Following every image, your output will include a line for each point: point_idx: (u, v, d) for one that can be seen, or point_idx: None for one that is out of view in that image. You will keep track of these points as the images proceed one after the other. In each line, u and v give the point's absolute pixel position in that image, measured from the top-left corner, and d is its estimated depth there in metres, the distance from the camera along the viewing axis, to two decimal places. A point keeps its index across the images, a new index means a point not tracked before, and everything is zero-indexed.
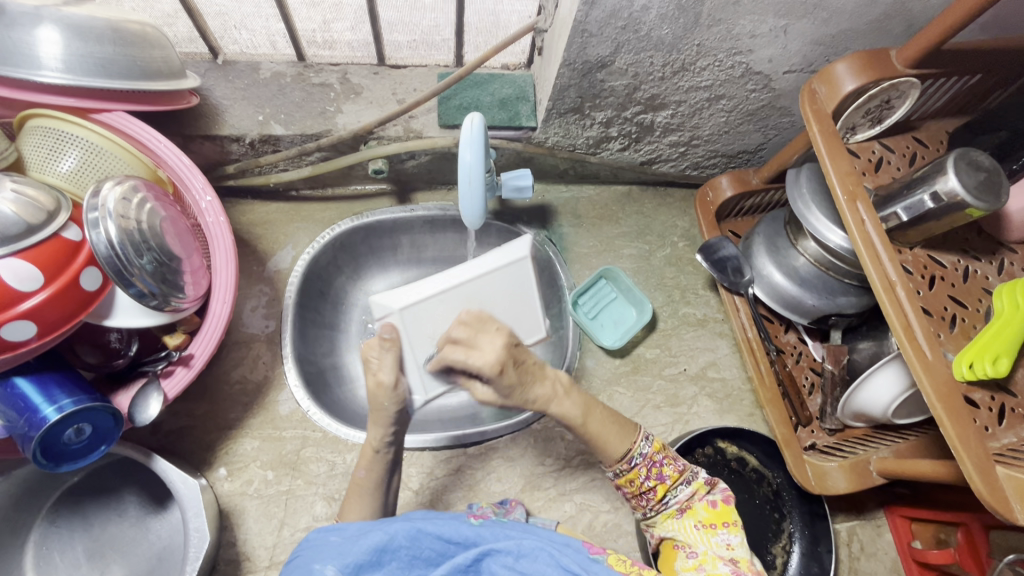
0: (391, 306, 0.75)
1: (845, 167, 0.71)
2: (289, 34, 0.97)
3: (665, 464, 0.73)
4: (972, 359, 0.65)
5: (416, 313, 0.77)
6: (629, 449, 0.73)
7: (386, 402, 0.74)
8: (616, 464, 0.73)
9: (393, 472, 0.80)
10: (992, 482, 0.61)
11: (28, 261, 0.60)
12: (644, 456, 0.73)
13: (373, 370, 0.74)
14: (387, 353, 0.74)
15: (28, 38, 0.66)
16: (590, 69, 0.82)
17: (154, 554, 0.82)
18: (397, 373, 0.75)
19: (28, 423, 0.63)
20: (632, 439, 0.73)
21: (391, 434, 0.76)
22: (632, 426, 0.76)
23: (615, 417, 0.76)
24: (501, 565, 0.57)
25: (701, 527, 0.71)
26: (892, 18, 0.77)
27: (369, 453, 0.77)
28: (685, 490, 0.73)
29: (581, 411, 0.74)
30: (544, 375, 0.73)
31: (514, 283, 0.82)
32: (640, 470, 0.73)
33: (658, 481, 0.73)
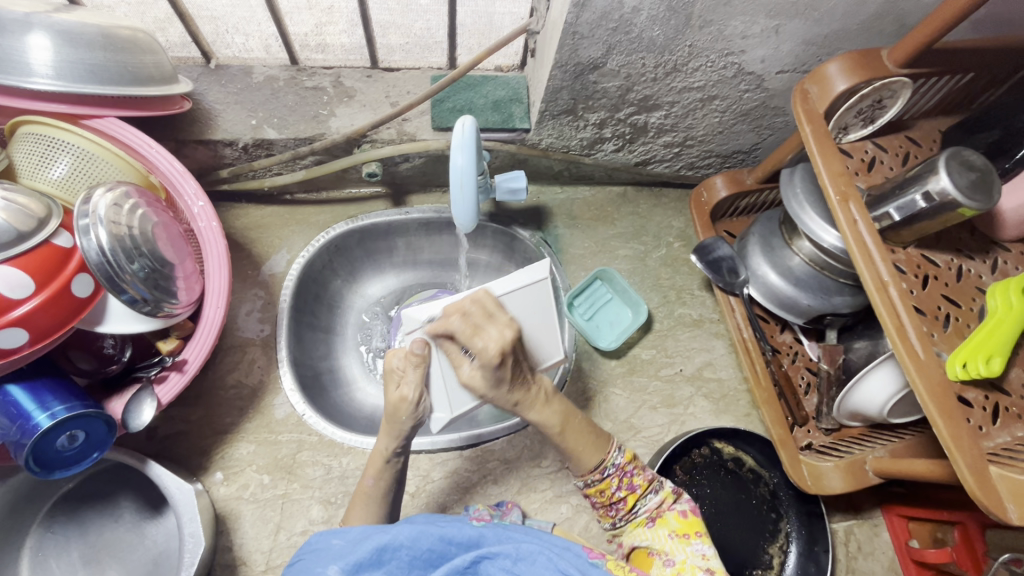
0: (420, 320, 0.73)
1: (837, 167, 0.71)
2: (282, 37, 0.95)
3: (636, 474, 0.74)
4: (965, 359, 0.65)
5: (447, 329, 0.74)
6: (603, 460, 0.74)
7: (405, 417, 0.73)
8: (588, 474, 0.74)
9: (400, 484, 0.79)
10: (986, 483, 0.60)
11: (20, 269, 0.60)
12: (618, 465, 0.74)
13: (396, 383, 0.74)
14: (415, 367, 0.72)
15: (18, 45, 0.66)
16: (582, 70, 0.82)
17: (151, 559, 0.82)
18: (421, 390, 0.73)
19: (20, 430, 0.62)
20: (604, 450, 0.75)
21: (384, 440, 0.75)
22: (606, 437, 0.77)
23: (593, 429, 0.77)
24: (499, 568, 0.56)
25: (674, 536, 0.71)
26: (884, 18, 0.77)
27: (379, 462, 0.77)
28: (654, 498, 0.74)
29: (559, 420, 0.75)
30: (529, 382, 0.74)
31: (539, 304, 0.80)
32: (612, 480, 0.74)
33: (628, 491, 0.74)
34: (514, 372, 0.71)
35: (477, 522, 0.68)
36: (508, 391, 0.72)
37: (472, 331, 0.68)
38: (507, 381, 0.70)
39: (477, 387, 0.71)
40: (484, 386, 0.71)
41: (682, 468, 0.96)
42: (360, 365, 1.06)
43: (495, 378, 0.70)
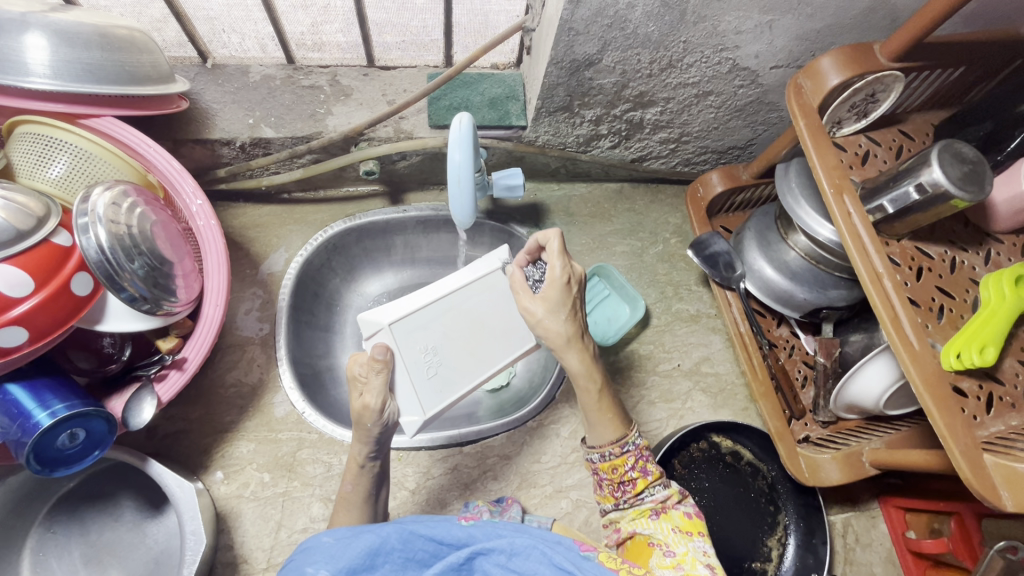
0: (382, 320, 0.73)
1: (831, 161, 0.72)
2: (278, 37, 0.97)
3: (650, 460, 0.73)
4: (959, 349, 0.65)
5: (409, 328, 0.75)
6: (624, 436, 0.73)
7: (370, 423, 0.70)
8: (606, 446, 0.73)
9: (381, 486, 0.78)
10: (980, 470, 0.61)
11: (19, 267, 0.60)
12: (635, 445, 0.73)
13: (360, 391, 0.71)
14: (377, 373, 0.70)
15: (15, 44, 0.66)
16: (578, 67, 0.83)
17: (152, 558, 0.82)
18: (386, 396, 0.71)
19: (21, 428, 0.62)
20: (625, 428, 0.74)
21: (374, 450, 0.74)
22: (629, 420, 0.76)
23: (617, 404, 0.75)
24: (494, 564, 0.56)
25: (678, 531, 0.69)
26: (877, 12, 0.77)
27: (354, 468, 0.75)
28: (661, 491, 0.72)
29: (598, 379, 0.72)
30: (583, 328, 0.74)
31: (496, 295, 0.84)
32: (628, 458, 0.72)
33: (640, 474, 0.72)
34: (576, 307, 0.73)
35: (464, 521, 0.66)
36: (565, 323, 0.71)
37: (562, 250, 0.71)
38: (569, 311, 0.71)
39: (537, 313, 0.71)
40: (545, 311, 0.71)
41: (680, 462, 0.97)
42: None
43: (561, 299, 0.71)
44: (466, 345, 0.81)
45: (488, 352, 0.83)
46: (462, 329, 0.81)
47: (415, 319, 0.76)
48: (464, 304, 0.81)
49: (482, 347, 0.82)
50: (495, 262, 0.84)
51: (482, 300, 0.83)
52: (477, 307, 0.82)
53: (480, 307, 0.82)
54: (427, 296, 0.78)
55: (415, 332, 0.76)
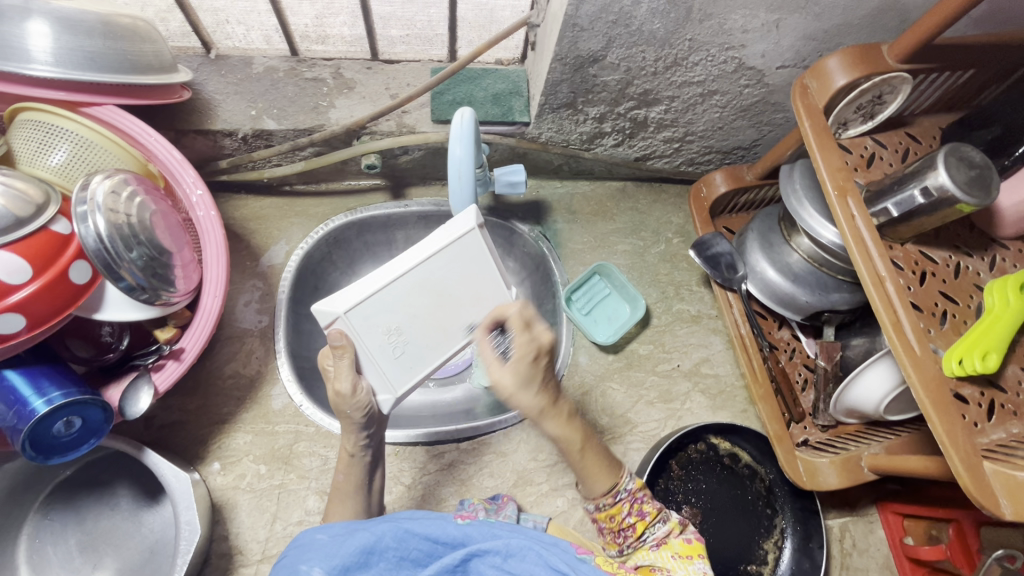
0: (336, 310, 0.69)
1: (836, 162, 0.71)
2: (283, 29, 0.95)
3: (645, 501, 0.72)
4: (961, 355, 0.64)
5: (368, 312, 0.71)
6: (614, 484, 0.72)
7: (349, 409, 0.72)
8: (599, 498, 0.72)
9: (375, 468, 0.80)
10: (979, 478, 0.60)
11: (16, 254, 0.59)
12: (628, 490, 0.73)
13: (331, 378, 0.72)
14: (341, 359, 0.70)
15: (17, 31, 0.66)
16: (582, 63, 0.82)
17: (148, 547, 0.82)
18: (355, 380, 0.71)
19: (17, 415, 0.62)
20: (616, 474, 0.73)
21: (365, 437, 0.76)
22: (618, 463, 0.75)
23: (605, 453, 0.74)
24: (489, 565, 0.55)
25: (677, 557, 0.67)
26: (886, 12, 0.77)
27: (346, 458, 0.77)
28: (661, 528, 0.70)
29: (580, 439, 0.71)
30: (556, 392, 0.70)
31: (467, 262, 0.74)
32: (623, 505, 0.71)
33: (637, 517, 0.70)
34: (546, 375, 0.69)
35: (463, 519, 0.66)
36: (537, 396, 0.67)
37: (520, 325, 0.68)
38: (538, 382, 0.67)
39: (506, 387, 0.66)
40: (516, 384, 0.66)
41: (677, 464, 0.97)
42: None
43: (529, 375, 0.67)
44: (437, 320, 0.74)
45: (461, 323, 0.76)
46: (429, 303, 0.74)
47: (375, 302, 0.71)
48: (427, 278, 0.73)
49: (455, 318, 0.75)
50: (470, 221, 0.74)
51: (451, 270, 0.74)
52: (445, 277, 0.74)
53: (449, 279, 0.74)
54: (385, 274, 0.71)
55: (377, 315, 0.71)
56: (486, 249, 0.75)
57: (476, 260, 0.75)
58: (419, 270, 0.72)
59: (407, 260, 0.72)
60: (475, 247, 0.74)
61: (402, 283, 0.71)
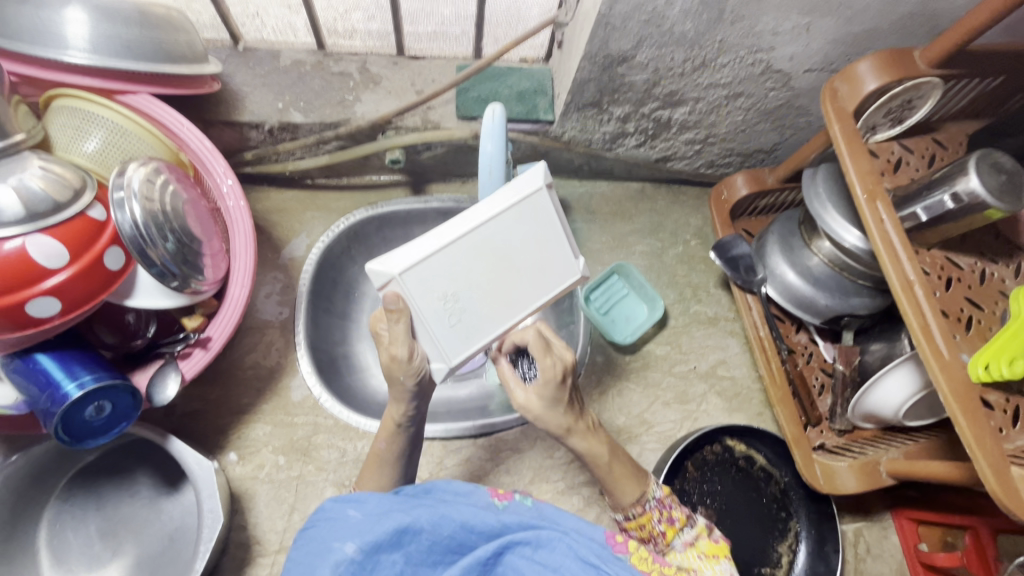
0: (391, 270, 0.65)
1: (865, 166, 0.71)
2: (311, 24, 0.96)
3: (674, 507, 0.66)
4: (988, 360, 0.64)
5: (424, 274, 0.66)
6: (643, 493, 0.66)
7: (402, 375, 0.68)
8: (629, 508, 0.66)
9: (414, 446, 0.77)
10: (1007, 483, 0.61)
11: (54, 239, 0.60)
12: (657, 498, 0.66)
13: (386, 343, 0.68)
14: (397, 324, 0.66)
15: (56, 18, 0.67)
16: (611, 63, 0.83)
17: (167, 535, 0.83)
18: (412, 345, 0.67)
19: (50, 399, 0.63)
20: (645, 482, 0.67)
21: (413, 409, 0.73)
22: (644, 472, 0.69)
23: (631, 462, 0.69)
24: (520, 557, 0.55)
25: (704, 557, 0.63)
26: (917, 19, 0.77)
27: (390, 427, 0.74)
28: (690, 532, 0.65)
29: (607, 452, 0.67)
30: (580, 408, 0.69)
31: (532, 225, 0.71)
32: (653, 514, 0.65)
33: (668, 524, 0.65)
34: (570, 395, 0.67)
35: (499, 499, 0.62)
36: (564, 416, 0.66)
37: (542, 348, 0.66)
38: (564, 403, 0.66)
39: (533, 409, 0.65)
40: (542, 407, 0.65)
41: (693, 464, 0.96)
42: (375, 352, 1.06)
43: (555, 397, 0.65)
44: (492, 288, 0.70)
45: (517, 291, 0.72)
46: (488, 268, 0.69)
47: (432, 264, 0.67)
48: (487, 240, 0.69)
49: (511, 285, 0.71)
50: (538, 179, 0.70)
51: (514, 232, 0.70)
52: (509, 239, 0.70)
53: (511, 241, 0.70)
54: (447, 233, 0.67)
55: (435, 277, 0.67)
56: (551, 213, 0.71)
57: (539, 224, 0.71)
58: (479, 231, 0.68)
59: (468, 220, 0.68)
60: (540, 209, 0.71)
61: (463, 244, 0.68)
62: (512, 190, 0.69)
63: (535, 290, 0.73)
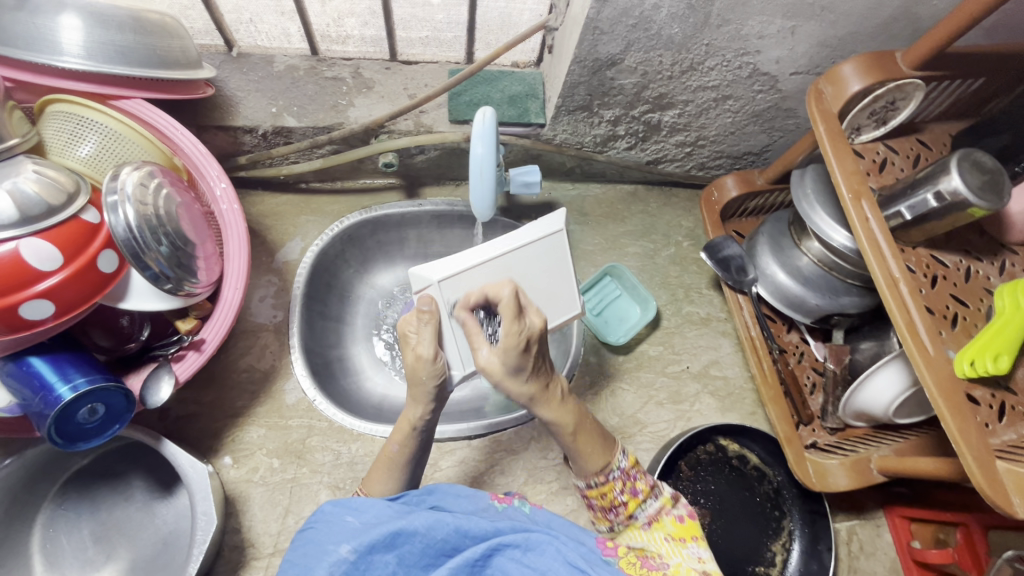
0: (432, 277, 0.71)
1: (850, 166, 0.72)
2: (305, 30, 0.97)
3: (639, 478, 0.67)
4: (973, 356, 0.66)
5: (458, 285, 0.73)
6: (607, 462, 0.67)
7: (425, 376, 0.69)
8: (592, 476, 0.67)
9: (424, 452, 0.76)
10: (992, 476, 0.61)
11: (48, 241, 0.61)
12: (622, 469, 0.67)
13: (411, 345, 0.71)
14: (427, 325, 0.70)
15: (51, 24, 0.67)
16: (601, 66, 0.84)
17: (161, 538, 0.83)
18: (437, 348, 0.70)
19: (43, 401, 0.63)
20: (611, 452, 0.68)
21: (430, 412, 0.73)
22: (612, 440, 0.70)
23: (599, 430, 0.70)
24: (510, 561, 0.55)
25: (671, 540, 0.64)
26: (899, 21, 0.78)
27: (404, 429, 0.73)
28: (654, 504, 0.66)
29: (573, 420, 0.67)
30: (549, 377, 0.67)
31: (550, 259, 0.81)
32: (616, 484, 0.66)
33: (630, 496, 0.66)
34: (537, 363, 0.65)
35: (497, 503, 0.64)
36: (526, 384, 0.65)
37: (512, 312, 0.62)
38: (528, 372, 0.64)
39: (494, 372, 0.64)
40: (504, 372, 0.64)
41: (686, 464, 0.97)
42: (370, 355, 1.07)
43: (517, 364, 0.63)
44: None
45: None
46: None
47: (465, 279, 0.73)
48: (514, 265, 0.77)
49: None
50: (557, 224, 0.81)
51: (532, 263, 0.79)
52: (529, 267, 0.79)
53: (531, 269, 0.79)
54: (481, 253, 0.75)
55: (466, 290, 0.74)
56: (567, 251, 0.82)
57: (557, 259, 0.81)
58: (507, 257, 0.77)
59: (499, 246, 0.76)
60: (557, 248, 0.81)
61: (494, 266, 0.76)
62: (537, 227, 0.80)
63: (548, 314, 0.82)
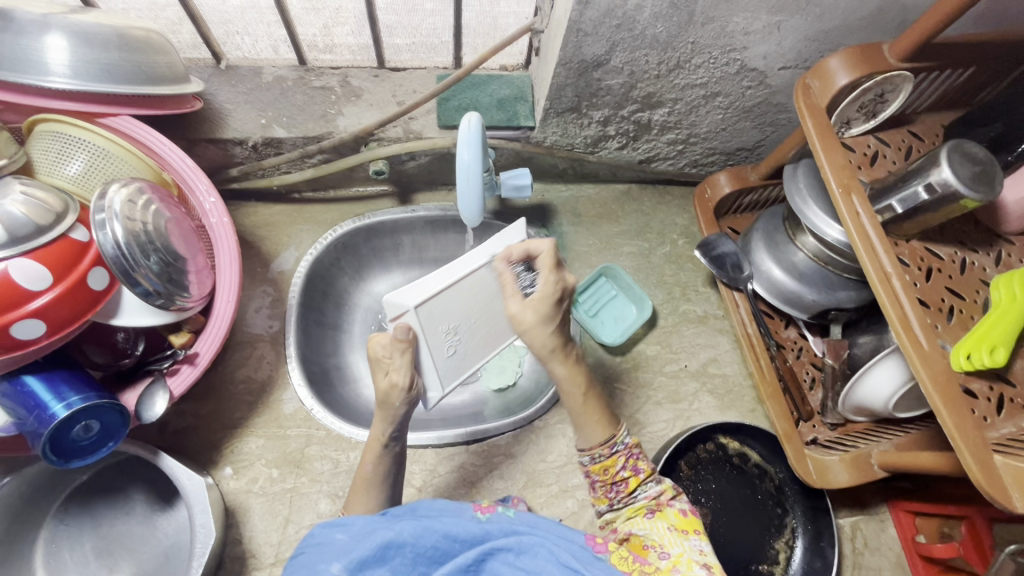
0: (408, 305, 0.68)
1: (839, 160, 0.72)
2: (291, 39, 0.98)
3: (641, 458, 0.71)
4: (970, 350, 0.65)
5: (432, 309, 0.71)
6: (612, 436, 0.70)
7: (397, 401, 0.71)
8: (594, 449, 0.70)
9: (399, 466, 0.78)
10: (990, 471, 0.61)
11: (37, 262, 0.61)
12: (624, 445, 0.70)
13: (385, 370, 0.71)
14: (401, 354, 0.70)
15: (36, 45, 0.67)
16: (587, 68, 0.84)
17: (162, 551, 0.83)
18: (412, 374, 0.72)
19: (37, 420, 0.64)
20: (614, 427, 0.71)
21: (393, 431, 0.74)
22: (616, 417, 0.73)
23: (605, 407, 0.72)
24: (503, 564, 0.56)
25: (673, 530, 0.64)
26: (886, 13, 0.77)
27: (376, 448, 0.75)
28: (653, 488, 0.69)
29: (582, 386, 0.70)
30: (568, 339, 0.71)
31: None
32: (618, 459, 0.70)
33: (631, 473, 0.70)
34: (563, 319, 0.71)
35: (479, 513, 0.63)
36: (550, 337, 0.68)
37: (552, 266, 0.69)
38: (557, 322, 0.69)
39: (526, 318, 0.68)
40: (536, 320, 0.68)
41: (686, 463, 0.96)
42: (369, 362, 1.07)
43: (550, 313, 0.68)
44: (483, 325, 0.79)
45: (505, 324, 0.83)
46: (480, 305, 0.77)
47: (439, 300, 0.71)
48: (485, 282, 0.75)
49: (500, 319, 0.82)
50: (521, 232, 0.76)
51: None
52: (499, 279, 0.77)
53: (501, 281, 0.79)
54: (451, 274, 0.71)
55: (436, 315, 0.71)
56: None
57: None
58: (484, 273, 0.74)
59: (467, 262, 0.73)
60: None
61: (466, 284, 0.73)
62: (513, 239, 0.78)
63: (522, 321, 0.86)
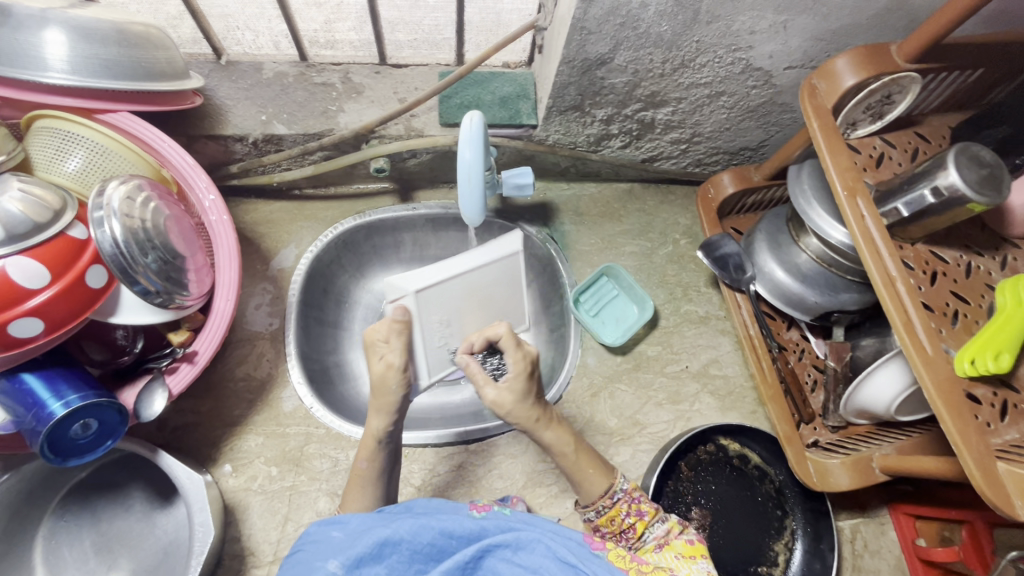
0: (408, 288, 0.78)
1: (844, 162, 0.71)
2: (292, 34, 0.97)
3: (643, 501, 0.71)
4: (974, 355, 0.64)
5: (430, 296, 0.81)
6: (609, 486, 0.72)
7: (392, 385, 0.73)
8: (597, 501, 0.71)
9: (394, 464, 0.77)
10: (993, 478, 0.60)
11: (36, 259, 0.61)
12: (623, 491, 0.71)
13: (379, 354, 0.74)
14: (397, 335, 0.74)
15: (34, 39, 0.67)
16: (590, 66, 0.83)
17: (161, 549, 0.83)
18: (405, 358, 0.75)
19: (35, 418, 0.63)
20: (611, 476, 0.73)
21: (393, 423, 0.74)
22: (610, 465, 0.75)
23: (597, 457, 0.75)
24: (501, 560, 0.55)
25: (682, 557, 0.64)
26: (895, 13, 0.76)
27: (371, 445, 0.74)
28: (661, 527, 0.68)
29: (569, 442, 0.73)
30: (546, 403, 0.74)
31: (506, 277, 0.89)
32: (620, 506, 0.70)
33: (636, 517, 0.69)
34: (536, 387, 0.73)
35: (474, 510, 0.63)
36: (532, 408, 0.71)
37: (513, 343, 0.73)
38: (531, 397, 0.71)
39: (504, 404, 0.70)
40: (513, 400, 0.70)
41: (685, 464, 0.96)
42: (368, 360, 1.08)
43: (525, 389, 0.71)
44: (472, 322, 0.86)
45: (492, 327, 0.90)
46: (472, 303, 0.86)
47: (437, 290, 0.81)
48: (474, 282, 0.86)
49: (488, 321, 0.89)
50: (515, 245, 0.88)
51: (490, 279, 0.87)
52: (486, 283, 0.87)
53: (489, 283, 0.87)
54: (444, 270, 0.82)
55: (433, 304, 0.81)
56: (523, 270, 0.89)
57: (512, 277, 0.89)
58: (471, 274, 0.85)
59: (460, 262, 0.83)
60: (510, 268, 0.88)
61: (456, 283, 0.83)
62: (491, 249, 0.86)
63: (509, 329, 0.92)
